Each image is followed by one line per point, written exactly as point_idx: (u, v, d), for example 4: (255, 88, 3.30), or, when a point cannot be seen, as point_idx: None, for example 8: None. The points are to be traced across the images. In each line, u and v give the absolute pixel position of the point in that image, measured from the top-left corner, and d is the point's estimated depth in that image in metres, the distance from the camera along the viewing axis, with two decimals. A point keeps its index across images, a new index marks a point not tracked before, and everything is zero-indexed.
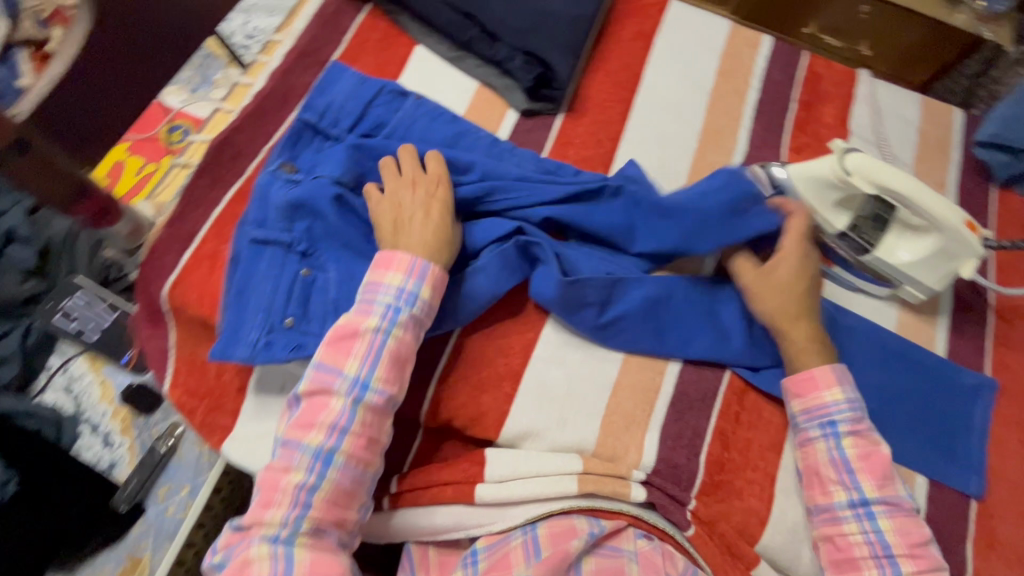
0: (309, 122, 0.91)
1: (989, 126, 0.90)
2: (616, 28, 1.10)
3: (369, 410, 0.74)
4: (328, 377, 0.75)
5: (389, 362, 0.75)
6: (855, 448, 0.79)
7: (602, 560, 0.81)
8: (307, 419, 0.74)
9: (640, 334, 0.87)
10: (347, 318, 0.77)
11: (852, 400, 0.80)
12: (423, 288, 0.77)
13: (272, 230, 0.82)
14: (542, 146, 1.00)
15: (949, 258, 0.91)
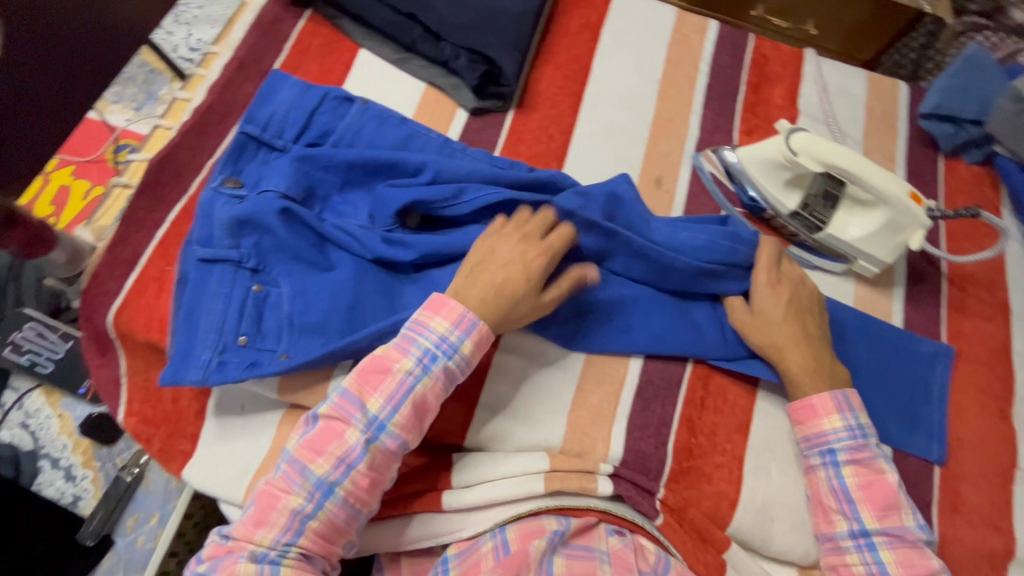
0: (251, 133, 0.78)
1: (931, 99, 0.94)
2: (559, 18, 1.00)
3: (379, 455, 0.59)
4: (349, 406, 0.59)
5: (414, 408, 0.60)
6: (857, 476, 0.65)
7: (572, 558, 0.63)
8: (316, 444, 0.58)
9: (608, 341, 0.71)
10: (381, 350, 0.61)
11: (852, 425, 0.66)
12: (467, 339, 0.61)
13: (218, 249, 0.68)
14: (494, 144, 0.88)
15: (896, 229, 0.78)
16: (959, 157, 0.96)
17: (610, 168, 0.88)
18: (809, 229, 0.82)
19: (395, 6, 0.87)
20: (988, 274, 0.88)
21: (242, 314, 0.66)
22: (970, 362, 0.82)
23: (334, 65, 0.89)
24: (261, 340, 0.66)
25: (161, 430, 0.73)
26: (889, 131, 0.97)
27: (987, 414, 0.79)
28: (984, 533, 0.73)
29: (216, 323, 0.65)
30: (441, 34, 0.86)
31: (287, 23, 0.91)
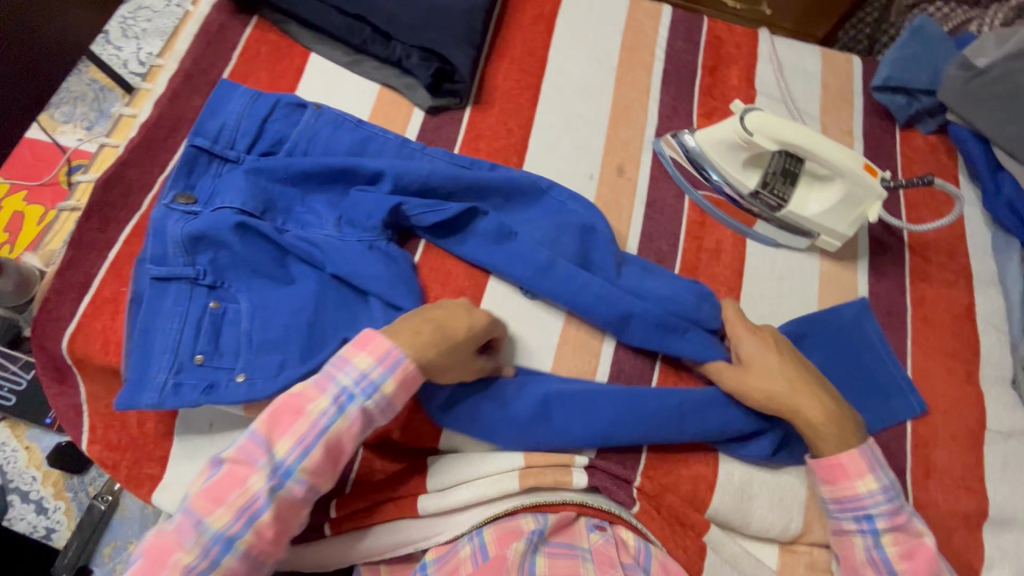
0: (201, 146, 0.76)
1: (883, 70, 0.94)
2: (512, 11, 0.99)
3: (285, 504, 0.55)
4: (256, 449, 0.55)
5: (327, 453, 0.57)
6: (896, 544, 0.63)
7: (553, 557, 0.62)
8: (214, 493, 0.53)
9: (603, 407, 0.66)
10: (293, 388, 0.57)
11: (888, 488, 0.63)
12: (391, 377, 0.58)
13: (172, 266, 0.66)
14: (453, 142, 0.87)
15: (853, 203, 0.79)
16: (914, 127, 0.97)
17: (570, 159, 0.87)
18: (769, 207, 0.83)
19: (342, 8, 0.86)
20: (948, 241, 0.89)
21: (199, 332, 0.65)
22: (936, 329, 0.83)
23: (284, 70, 0.88)
24: (219, 359, 0.65)
25: (128, 455, 0.71)
26: (845, 106, 0.98)
27: (954, 379, 0.80)
28: (958, 495, 0.74)
29: (171, 345, 0.63)
30: (391, 33, 0.85)
31: (234, 30, 0.90)
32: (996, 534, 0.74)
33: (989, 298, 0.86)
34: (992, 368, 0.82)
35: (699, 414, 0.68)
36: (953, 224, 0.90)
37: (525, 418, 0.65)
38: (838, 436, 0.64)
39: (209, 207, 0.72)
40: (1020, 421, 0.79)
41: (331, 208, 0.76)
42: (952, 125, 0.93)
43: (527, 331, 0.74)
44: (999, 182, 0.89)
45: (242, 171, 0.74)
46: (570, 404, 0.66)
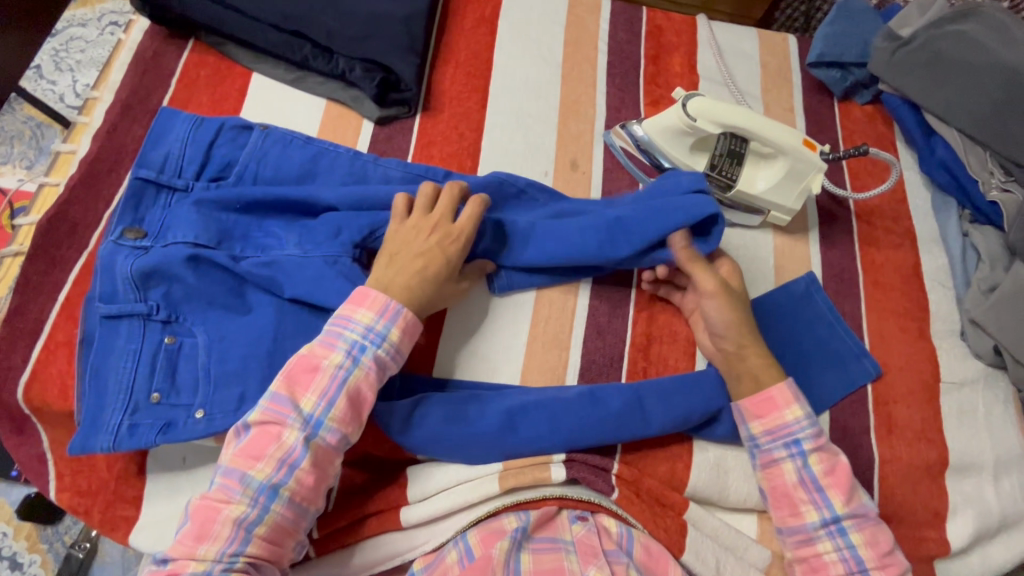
0: (147, 177, 0.74)
1: (816, 48, 0.98)
2: (453, 15, 0.99)
3: (321, 451, 0.60)
4: (281, 407, 0.59)
5: (349, 401, 0.61)
6: (821, 463, 0.66)
7: (537, 552, 0.63)
8: (254, 450, 0.59)
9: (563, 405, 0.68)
10: (307, 349, 0.62)
11: (810, 414, 0.67)
12: (393, 327, 0.63)
13: (122, 304, 0.66)
14: (405, 151, 0.87)
15: (797, 177, 0.82)
16: (851, 99, 1.01)
17: (524, 158, 0.88)
18: (720, 189, 0.85)
19: (279, 25, 0.84)
20: (892, 205, 0.93)
21: (154, 370, 0.65)
22: (887, 291, 0.86)
23: (226, 93, 0.87)
24: (176, 396, 0.66)
25: (99, 498, 0.69)
26: (785, 84, 1.01)
27: (908, 337, 0.84)
28: (920, 447, 0.78)
29: (125, 385, 0.64)
30: (331, 47, 0.85)
31: (170, 56, 0.88)
32: (957, 480, 0.78)
33: (933, 257, 0.90)
34: (942, 323, 0.85)
35: (664, 404, 0.69)
36: (895, 189, 0.94)
37: (492, 435, 0.66)
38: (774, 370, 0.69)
39: (160, 241, 0.70)
40: (971, 371, 0.83)
41: (289, 228, 0.74)
42: (885, 94, 0.97)
43: (494, 336, 0.75)
44: (933, 145, 0.93)
45: (193, 202, 0.73)
46: (535, 416, 0.67)
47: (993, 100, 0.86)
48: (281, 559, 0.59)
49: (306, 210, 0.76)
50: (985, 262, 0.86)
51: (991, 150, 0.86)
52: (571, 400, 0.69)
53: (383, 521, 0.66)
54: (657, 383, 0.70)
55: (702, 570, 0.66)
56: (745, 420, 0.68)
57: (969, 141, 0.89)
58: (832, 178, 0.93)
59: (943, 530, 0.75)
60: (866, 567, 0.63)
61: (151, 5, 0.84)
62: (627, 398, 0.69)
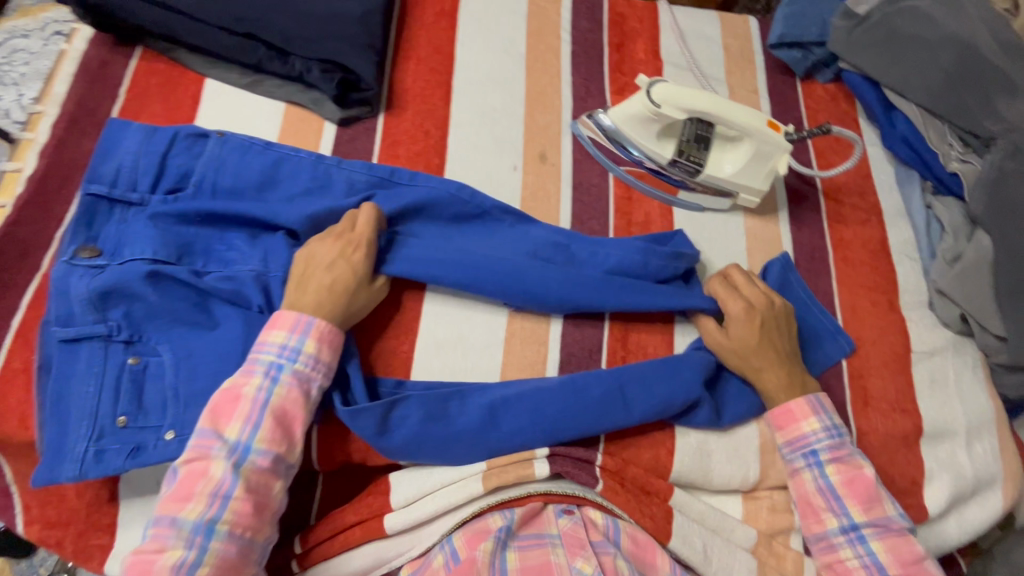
0: (98, 193, 0.71)
1: (776, 29, 0.98)
2: (412, 10, 0.97)
3: (253, 475, 0.59)
4: (206, 441, 0.59)
5: (275, 421, 0.60)
6: (839, 473, 0.68)
7: (523, 549, 0.64)
8: (182, 492, 0.57)
9: (539, 402, 0.67)
10: (227, 381, 0.61)
11: (829, 425, 0.70)
12: (308, 339, 0.63)
13: (81, 326, 0.64)
14: (369, 152, 0.85)
15: (763, 158, 0.83)
16: (814, 78, 1.02)
17: (491, 153, 0.87)
18: (688, 173, 0.86)
19: (230, 28, 0.81)
20: (857, 181, 0.94)
21: (118, 394, 0.63)
22: (857, 266, 0.88)
23: (180, 100, 0.84)
24: (144, 418, 0.64)
25: (71, 528, 0.67)
26: (748, 66, 1.01)
27: (878, 310, 0.85)
28: (895, 417, 0.80)
29: (89, 411, 0.62)
30: (287, 48, 0.82)
31: (118, 65, 0.85)
32: (932, 447, 0.80)
33: (900, 230, 0.91)
34: (911, 295, 0.87)
35: (645, 392, 0.69)
36: (860, 165, 0.95)
37: (476, 429, 0.66)
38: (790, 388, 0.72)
39: (116, 259, 0.68)
40: (940, 339, 0.85)
41: (253, 241, 0.73)
42: (845, 72, 0.98)
43: (471, 334, 0.74)
44: (894, 120, 0.94)
45: (151, 217, 0.71)
46: (516, 412, 0.67)
47: (946, 73, 0.88)
48: None
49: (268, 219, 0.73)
50: (948, 232, 0.88)
51: (947, 121, 0.89)
52: (553, 386, 0.68)
53: (367, 531, 0.65)
54: (639, 369, 0.70)
55: (689, 553, 0.67)
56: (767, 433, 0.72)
57: (928, 115, 0.91)
58: (798, 157, 0.94)
59: (920, 497, 0.77)
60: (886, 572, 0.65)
61: (93, 11, 0.81)
62: (608, 388, 0.68)
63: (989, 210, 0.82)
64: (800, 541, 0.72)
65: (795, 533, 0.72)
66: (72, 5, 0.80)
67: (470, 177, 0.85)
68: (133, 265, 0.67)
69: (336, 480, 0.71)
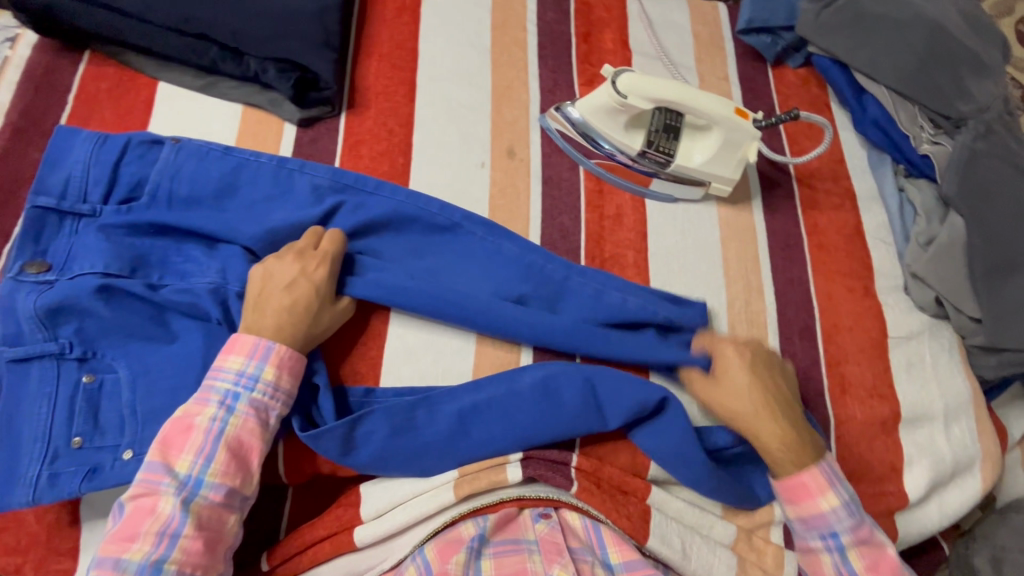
0: (47, 205, 0.68)
1: (744, 14, 0.97)
2: (372, 5, 0.94)
3: (204, 512, 0.57)
4: (154, 475, 0.57)
5: (230, 453, 0.59)
6: (861, 557, 0.66)
7: (498, 556, 0.64)
8: (129, 531, 0.55)
9: (511, 415, 0.66)
10: (180, 410, 0.60)
11: (848, 505, 0.65)
12: (266, 365, 0.61)
13: (30, 345, 0.62)
14: (331, 153, 0.82)
15: (733, 146, 0.82)
16: (784, 63, 1.00)
17: (457, 150, 0.85)
18: (658, 165, 0.84)
19: (179, 29, 0.78)
20: (830, 166, 0.93)
21: (73, 414, 0.61)
22: (832, 252, 0.87)
23: (131, 106, 0.81)
24: (100, 438, 0.61)
25: (31, 554, 0.64)
26: (718, 53, 1.00)
27: (854, 296, 0.85)
28: (873, 404, 0.79)
29: (41, 432, 0.60)
30: (240, 48, 0.80)
31: (65, 71, 0.82)
32: (910, 432, 0.79)
33: (874, 214, 0.90)
34: (886, 279, 0.86)
35: (617, 393, 0.67)
36: (833, 150, 0.94)
37: (443, 439, 0.65)
38: (801, 454, 0.67)
39: (66, 273, 0.66)
40: (916, 323, 0.84)
41: (210, 252, 0.70)
42: (815, 56, 0.97)
43: (443, 335, 0.72)
44: (864, 104, 0.93)
45: (103, 228, 0.68)
46: (485, 417, 0.66)
47: (916, 54, 0.87)
48: None
49: (227, 229, 0.70)
50: (921, 216, 0.87)
51: (918, 104, 0.88)
52: (524, 394, 0.66)
53: (338, 544, 0.64)
54: (611, 370, 0.68)
55: (667, 553, 0.66)
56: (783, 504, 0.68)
57: (898, 97, 0.89)
58: (770, 144, 0.93)
59: (900, 482, 0.77)
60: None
61: (34, 16, 0.78)
62: (581, 395, 0.66)
63: (961, 191, 0.82)
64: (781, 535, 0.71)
65: (776, 527, 0.71)
66: (12, 10, 0.77)
67: (436, 175, 0.83)
68: (84, 278, 0.64)
69: (306, 494, 0.69)
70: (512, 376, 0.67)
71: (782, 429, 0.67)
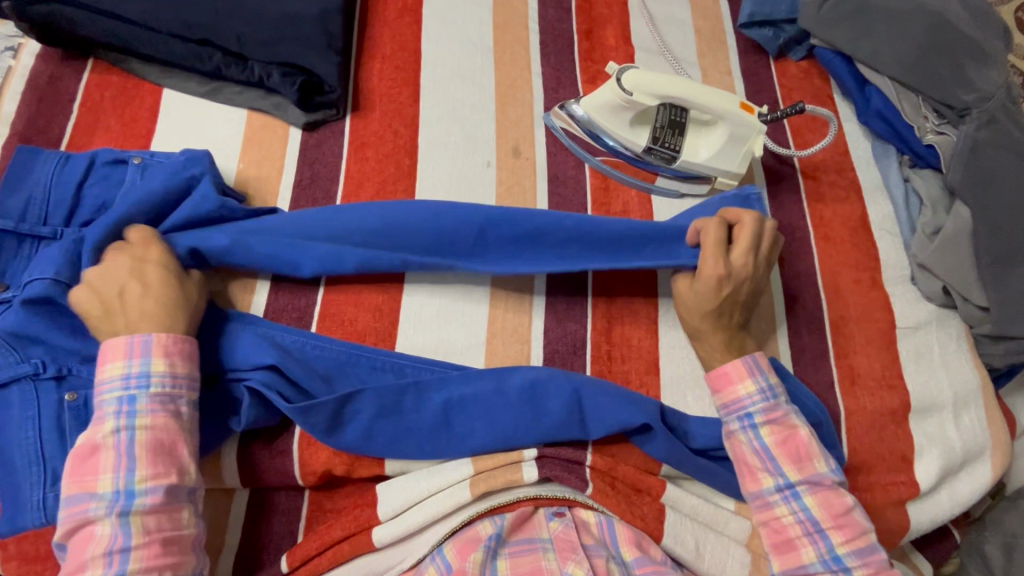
0: (5, 227, 0.69)
1: (745, 8, 0.97)
2: (373, 8, 0.94)
3: (146, 517, 0.57)
4: (80, 506, 0.57)
5: (148, 452, 0.58)
6: (774, 434, 0.67)
7: (514, 556, 0.64)
8: (75, 563, 0.56)
9: (490, 416, 0.67)
10: (79, 440, 0.59)
11: (763, 386, 0.68)
12: (154, 359, 0.61)
13: (4, 370, 0.62)
14: (337, 156, 0.83)
15: (739, 141, 0.82)
16: (787, 56, 1.00)
17: (462, 150, 0.85)
18: (665, 160, 0.84)
19: (182, 35, 0.78)
20: (835, 158, 0.93)
21: (62, 432, 0.62)
22: (838, 244, 0.87)
23: (136, 113, 0.81)
24: None
25: (49, 563, 0.64)
26: (720, 47, 0.99)
27: (861, 287, 0.85)
28: (883, 394, 0.80)
29: (35, 456, 0.61)
30: (244, 53, 0.80)
31: (69, 79, 0.82)
32: (920, 422, 0.79)
33: (879, 205, 0.90)
34: (893, 270, 0.86)
35: (602, 409, 0.67)
36: (837, 142, 0.94)
37: (428, 428, 0.67)
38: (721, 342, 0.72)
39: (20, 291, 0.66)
40: (923, 313, 0.84)
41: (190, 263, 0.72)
42: (818, 49, 0.96)
43: (455, 335, 0.74)
44: (868, 95, 0.93)
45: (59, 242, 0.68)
46: (472, 412, 0.68)
47: (918, 46, 0.87)
48: None
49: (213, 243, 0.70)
50: (926, 206, 0.87)
51: (922, 95, 0.88)
52: (511, 395, 0.67)
53: (355, 546, 0.65)
54: (599, 384, 0.68)
55: (681, 550, 0.66)
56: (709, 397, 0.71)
57: (902, 88, 0.89)
58: (774, 137, 0.93)
59: (911, 472, 0.77)
60: (822, 526, 0.65)
61: (38, 26, 0.78)
62: (565, 398, 0.67)
63: (965, 179, 0.82)
64: None
65: None
66: (14, 20, 0.77)
67: (441, 176, 0.83)
68: (36, 288, 0.63)
69: (323, 498, 0.69)
70: (502, 375, 0.68)
71: (727, 345, 0.72)
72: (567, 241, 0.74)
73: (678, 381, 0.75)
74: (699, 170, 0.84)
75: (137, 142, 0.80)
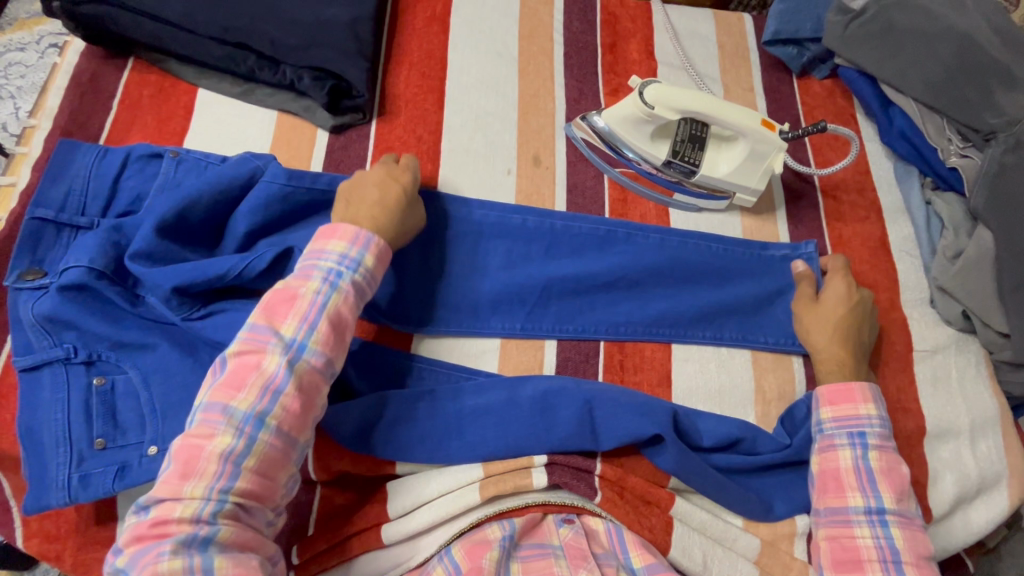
0: (45, 217, 0.71)
1: (770, 26, 0.97)
2: (403, 17, 0.96)
3: (305, 374, 0.60)
4: (262, 334, 0.60)
5: (331, 325, 0.63)
6: (881, 461, 0.68)
7: (526, 560, 0.64)
8: (233, 381, 0.58)
9: (505, 430, 0.68)
10: (284, 282, 0.64)
11: (883, 417, 0.70)
12: (368, 253, 0.67)
13: (39, 353, 0.65)
14: (362, 160, 0.84)
15: (759, 158, 0.82)
16: (810, 75, 1.01)
17: (484, 157, 0.86)
18: (684, 174, 0.85)
19: (220, 38, 0.81)
20: (856, 178, 0.92)
21: (90, 416, 0.64)
22: (856, 264, 0.87)
23: (172, 111, 0.84)
24: (122, 437, 0.65)
25: (70, 542, 0.67)
26: (743, 63, 1.00)
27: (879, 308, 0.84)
28: (897, 417, 0.79)
29: (62, 437, 0.63)
30: (277, 57, 0.82)
31: (110, 76, 0.86)
32: (936, 448, 0.78)
33: (900, 227, 0.90)
34: (912, 292, 0.86)
35: (614, 421, 0.68)
36: (858, 162, 0.94)
37: (441, 433, 0.68)
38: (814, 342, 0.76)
39: (57, 277, 0.68)
40: (942, 337, 0.83)
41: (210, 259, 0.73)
42: (841, 67, 0.97)
43: (468, 338, 0.76)
44: (892, 116, 0.93)
45: (95, 231, 0.70)
46: (483, 422, 0.69)
47: (948, 66, 0.86)
48: (267, 495, 0.58)
49: (262, 264, 0.70)
50: (948, 229, 0.87)
51: (946, 116, 0.87)
52: (523, 407, 0.69)
53: (365, 542, 0.66)
54: (612, 397, 0.69)
55: (688, 565, 0.67)
56: (818, 406, 0.72)
57: (926, 109, 0.89)
58: (795, 153, 0.93)
59: (926, 498, 0.76)
60: (901, 559, 0.64)
61: (86, 26, 0.81)
62: (576, 411, 0.68)
63: (990, 206, 0.81)
64: (805, 549, 0.71)
65: (800, 541, 0.71)
66: (63, 19, 0.80)
67: (462, 181, 0.84)
68: (72, 275, 0.66)
69: (335, 491, 0.70)
70: (514, 386, 0.70)
71: (854, 355, 0.74)
72: (601, 287, 0.79)
73: (689, 395, 0.76)
74: (718, 185, 0.85)
75: (171, 140, 0.83)
